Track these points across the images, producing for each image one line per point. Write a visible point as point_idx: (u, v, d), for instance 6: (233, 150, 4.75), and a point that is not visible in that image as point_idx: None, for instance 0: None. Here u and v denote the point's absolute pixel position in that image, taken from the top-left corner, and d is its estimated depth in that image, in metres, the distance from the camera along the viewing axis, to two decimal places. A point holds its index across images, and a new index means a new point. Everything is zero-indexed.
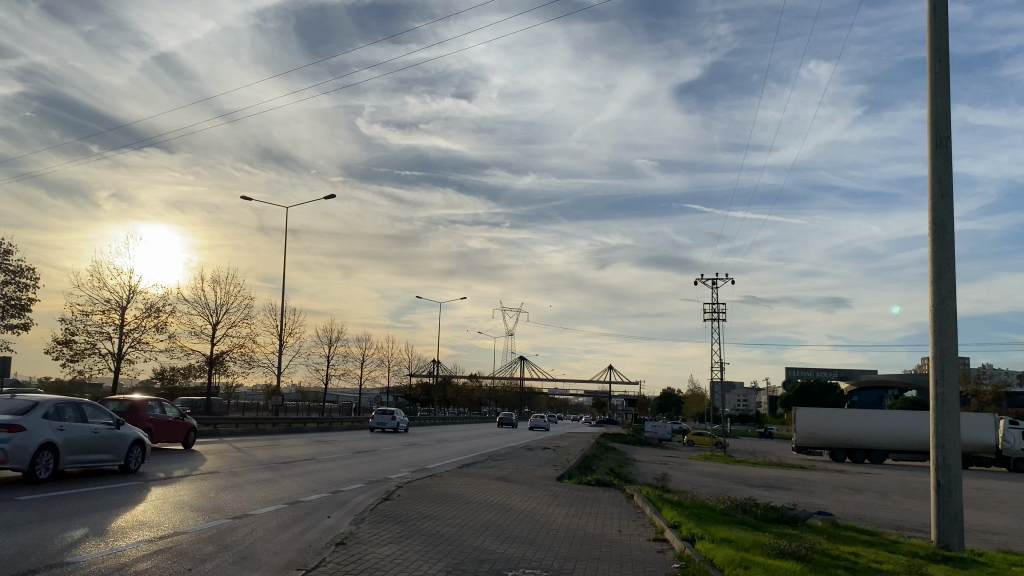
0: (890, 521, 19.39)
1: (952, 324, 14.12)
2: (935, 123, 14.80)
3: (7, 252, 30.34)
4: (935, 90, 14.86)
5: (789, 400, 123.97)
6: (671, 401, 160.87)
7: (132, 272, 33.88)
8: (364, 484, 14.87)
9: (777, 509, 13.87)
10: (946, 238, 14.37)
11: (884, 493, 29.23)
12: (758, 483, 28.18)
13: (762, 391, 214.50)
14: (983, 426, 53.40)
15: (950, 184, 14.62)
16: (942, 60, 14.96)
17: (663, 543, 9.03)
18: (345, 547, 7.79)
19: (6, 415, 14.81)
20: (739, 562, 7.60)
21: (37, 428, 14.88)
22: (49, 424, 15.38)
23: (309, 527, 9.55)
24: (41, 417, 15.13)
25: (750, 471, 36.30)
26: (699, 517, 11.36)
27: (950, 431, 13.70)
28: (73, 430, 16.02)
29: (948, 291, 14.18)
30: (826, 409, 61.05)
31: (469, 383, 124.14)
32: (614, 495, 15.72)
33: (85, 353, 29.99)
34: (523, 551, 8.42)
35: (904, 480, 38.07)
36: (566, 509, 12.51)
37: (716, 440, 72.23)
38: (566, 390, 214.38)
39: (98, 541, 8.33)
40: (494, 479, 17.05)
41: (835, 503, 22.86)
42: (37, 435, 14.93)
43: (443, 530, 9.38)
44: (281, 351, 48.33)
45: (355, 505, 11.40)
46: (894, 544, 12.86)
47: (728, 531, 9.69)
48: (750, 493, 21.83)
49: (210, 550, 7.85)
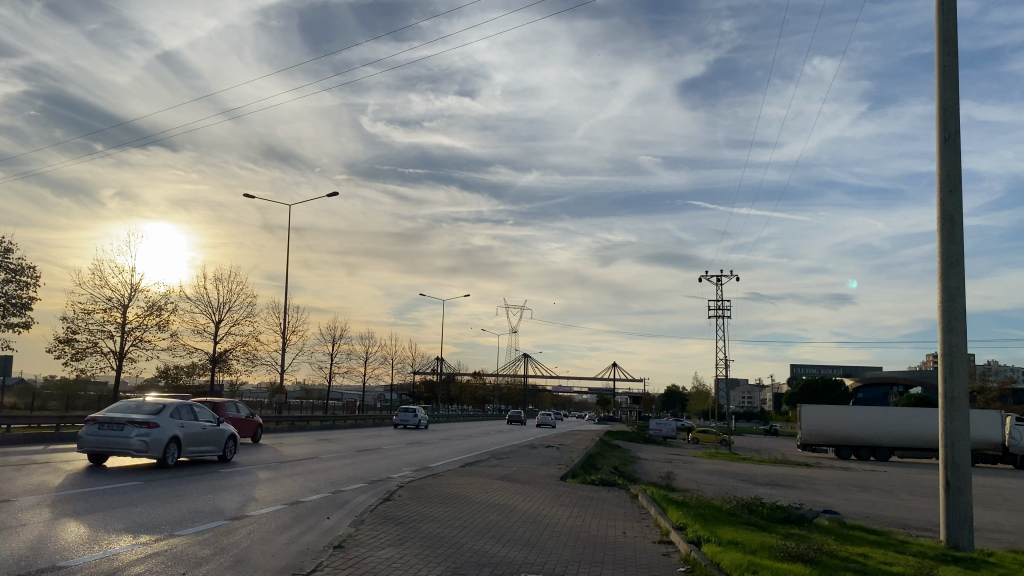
0: (897, 520, 19.19)
1: (962, 321, 13.89)
2: (943, 116, 14.54)
3: (8, 250, 30.26)
4: (943, 83, 14.62)
5: (793, 397, 123.75)
6: (676, 398, 160.54)
7: (133, 270, 33.78)
8: (365, 484, 14.74)
9: (784, 509, 13.68)
10: (955, 233, 14.14)
11: (890, 491, 29.03)
12: (763, 481, 27.95)
13: (766, 388, 213.99)
14: (989, 423, 53.20)
15: (959, 179, 14.38)
16: (950, 53, 14.70)
17: (669, 545, 8.86)
18: (343, 550, 7.63)
19: (143, 412, 17.37)
20: (747, 566, 7.41)
21: (167, 424, 17.44)
22: (174, 421, 17.90)
23: (308, 529, 9.40)
24: (169, 414, 17.68)
25: (756, 469, 36.12)
26: (705, 518, 11.18)
27: (959, 430, 13.49)
28: (189, 426, 18.56)
29: (957, 287, 13.95)
30: (831, 407, 60.86)
31: (473, 381, 124.07)
32: (618, 494, 15.55)
33: (87, 352, 29.91)
34: (526, 555, 8.24)
35: (910, 477, 37.86)
36: (570, 510, 12.34)
37: (721, 437, 72.01)
38: (570, 388, 214.01)
39: (92, 542, 8.18)
40: (497, 478, 16.92)
41: (842, 501, 22.66)
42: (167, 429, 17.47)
43: (444, 532, 9.22)
44: (284, 349, 48.22)
45: (355, 506, 11.26)
46: (903, 545, 12.67)
47: (735, 532, 9.50)
48: (756, 492, 21.67)
49: (206, 552, 7.70)
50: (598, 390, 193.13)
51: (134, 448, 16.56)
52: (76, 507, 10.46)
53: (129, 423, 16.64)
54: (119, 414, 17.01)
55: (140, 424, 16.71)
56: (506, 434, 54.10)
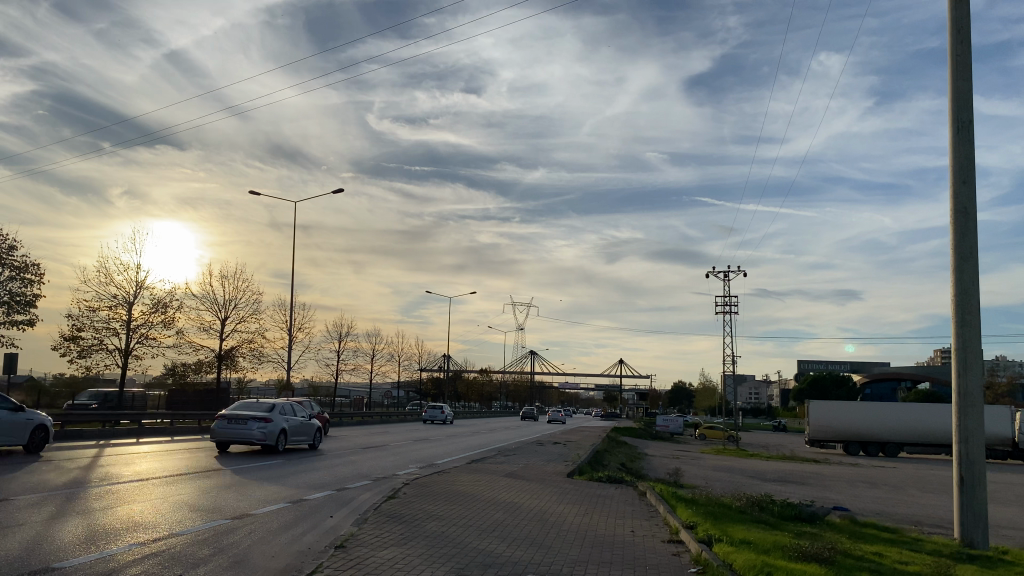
0: (908, 516, 18.96)
1: (976, 315, 13.64)
2: (957, 106, 14.26)
3: (12, 247, 30.21)
4: (957, 72, 14.36)
5: (801, 393, 123.45)
6: (683, 394, 160.14)
7: (139, 267, 33.73)
8: (370, 481, 14.59)
9: (795, 506, 13.47)
10: (968, 225, 13.89)
11: (900, 487, 28.81)
12: (772, 477, 27.75)
13: (773, 383, 213.39)
14: (999, 418, 52.89)
15: (972, 170, 14.12)
16: (963, 42, 14.41)
17: (679, 545, 8.66)
18: (345, 550, 7.45)
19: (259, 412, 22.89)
20: (760, 567, 7.21)
21: (277, 421, 23.00)
22: (281, 418, 23.46)
23: (311, 528, 9.25)
24: (278, 413, 23.22)
25: (764, 465, 35.96)
26: (714, 516, 10.98)
27: (972, 425, 13.25)
28: (291, 421, 24.10)
29: (971, 279, 13.71)
30: (840, 403, 60.55)
31: (479, 378, 123.95)
32: (626, 491, 15.36)
33: (93, 349, 29.88)
34: (532, 555, 8.06)
35: (920, 473, 37.55)
36: (577, 507, 12.15)
37: (729, 433, 71.69)
38: (577, 384, 213.78)
39: (89, 542, 8.04)
40: (503, 475, 16.75)
41: (852, 497, 22.44)
42: (276, 424, 23.05)
43: (449, 531, 9.04)
44: (290, 346, 48.18)
45: (360, 504, 11.11)
46: (916, 542, 12.44)
47: (746, 531, 9.30)
48: (765, 489, 21.50)
49: (205, 554, 7.55)
50: (604, 387, 192.90)
51: (256, 438, 22.22)
52: (75, 505, 10.32)
53: (252, 419, 22.27)
54: (242, 412, 22.57)
55: (259, 420, 22.32)
56: (511, 430, 53.99)
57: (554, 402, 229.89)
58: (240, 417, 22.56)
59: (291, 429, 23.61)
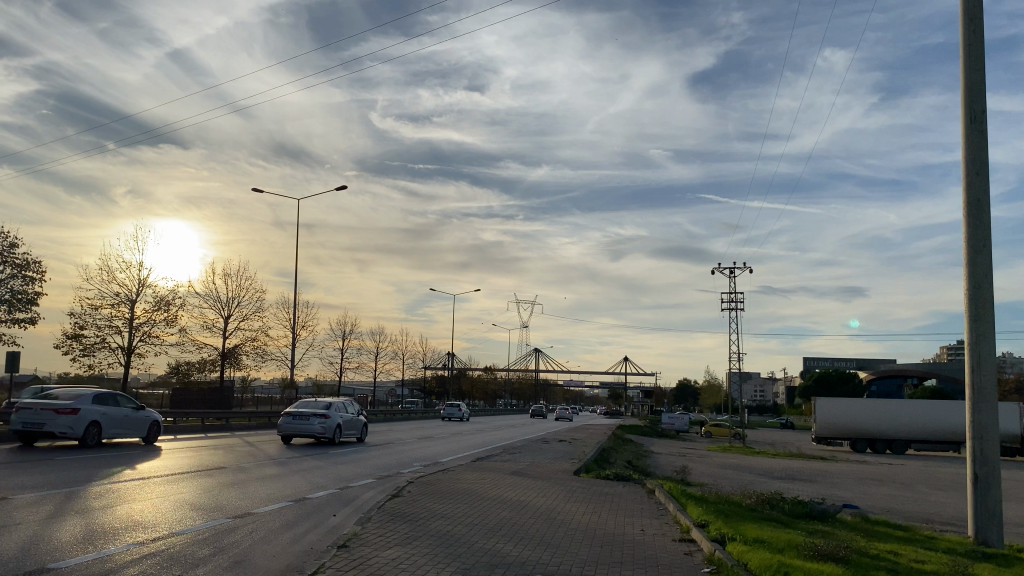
0: (920, 514, 18.69)
1: (990, 308, 13.40)
2: (969, 97, 14.02)
3: (13, 245, 30.03)
4: (969, 62, 14.12)
5: (807, 391, 123.02)
6: (688, 392, 159.75)
7: (141, 264, 33.56)
8: (374, 479, 14.41)
9: (806, 504, 13.23)
10: (981, 218, 13.66)
11: (909, 485, 28.54)
12: (780, 474, 27.52)
13: (778, 381, 212.93)
14: (1007, 415, 52.56)
15: (986, 162, 13.88)
16: (976, 31, 14.15)
17: (691, 544, 8.45)
18: (347, 550, 7.25)
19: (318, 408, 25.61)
20: (775, 566, 7.00)
21: (333, 415, 25.71)
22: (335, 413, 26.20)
23: (314, 527, 9.05)
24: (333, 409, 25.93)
25: (770, 463, 35.72)
26: (725, 514, 10.77)
27: (986, 421, 13.03)
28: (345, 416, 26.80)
29: (984, 273, 13.47)
30: (846, 400, 60.18)
31: (484, 376, 123.73)
32: (634, 490, 15.13)
33: (95, 347, 29.70)
34: (540, 555, 7.85)
35: (929, 471, 37.26)
36: (585, 506, 11.96)
37: (735, 431, 71.38)
38: (581, 382, 213.31)
39: (87, 541, 7.87)
40: (509, 473, 16.54)
41: (862, 495, 22.19)
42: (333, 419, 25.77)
43: (453, 530, 8.85)
44: (294, 344, 47.96)
45: (363, 503, 10.91)
46: (930, 541, 12.21)
47: (759, 530, 9.08)
48: (774, 487, 21.25)
49: (205, 553, 7.37)
50: (609, 385, 192.62)
51: (318, 431, 24.97)
52: (72, 504, 10.13)
53: (313, 415, 25.03)
54: (304, 410, 25.34)
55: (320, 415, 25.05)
56: (515, 428, 53.77)
57: (558, 400, 229.55)
58: (302, 414, 25.36)
59: (346, 424, 26.27)
